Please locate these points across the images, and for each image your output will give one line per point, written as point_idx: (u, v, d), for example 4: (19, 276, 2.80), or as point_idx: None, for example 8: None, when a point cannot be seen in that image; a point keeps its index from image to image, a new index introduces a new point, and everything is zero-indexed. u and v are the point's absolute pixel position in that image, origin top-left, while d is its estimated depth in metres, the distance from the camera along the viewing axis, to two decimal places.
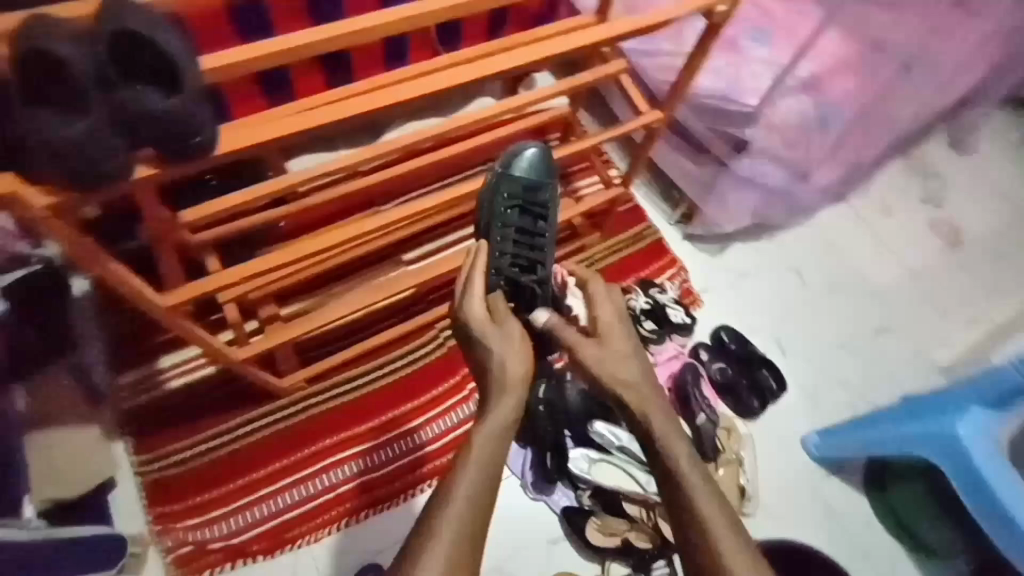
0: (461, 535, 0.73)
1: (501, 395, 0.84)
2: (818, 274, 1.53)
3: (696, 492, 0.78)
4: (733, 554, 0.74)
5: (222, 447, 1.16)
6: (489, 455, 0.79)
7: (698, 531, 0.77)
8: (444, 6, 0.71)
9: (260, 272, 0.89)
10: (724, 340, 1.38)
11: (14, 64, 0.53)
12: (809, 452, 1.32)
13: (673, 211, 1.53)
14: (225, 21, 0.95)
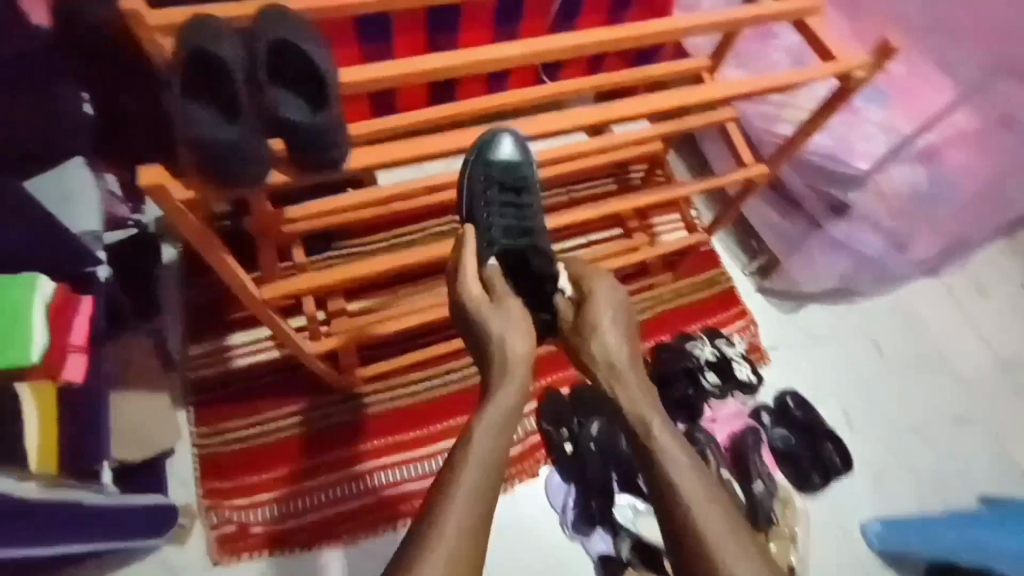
0: (460, 540, 0.68)
1: (501, 384, 0.78)
2: (898, 350, 1.44)
3: (687, 486, 0.73)
4: (730, 556, 0.68)
5: (276, 433, 1.18)
6: (490, 447, 0.74)
7: (692, 532, 0.70)
8: (565, 44, 0.75)
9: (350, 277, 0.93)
10: (789, 407, 1.31)
11: (184, 63, 0.57)
12: (869, 541, 1.23)
13: (750, 261, 1.48)
14: (349, 28, 0.99)
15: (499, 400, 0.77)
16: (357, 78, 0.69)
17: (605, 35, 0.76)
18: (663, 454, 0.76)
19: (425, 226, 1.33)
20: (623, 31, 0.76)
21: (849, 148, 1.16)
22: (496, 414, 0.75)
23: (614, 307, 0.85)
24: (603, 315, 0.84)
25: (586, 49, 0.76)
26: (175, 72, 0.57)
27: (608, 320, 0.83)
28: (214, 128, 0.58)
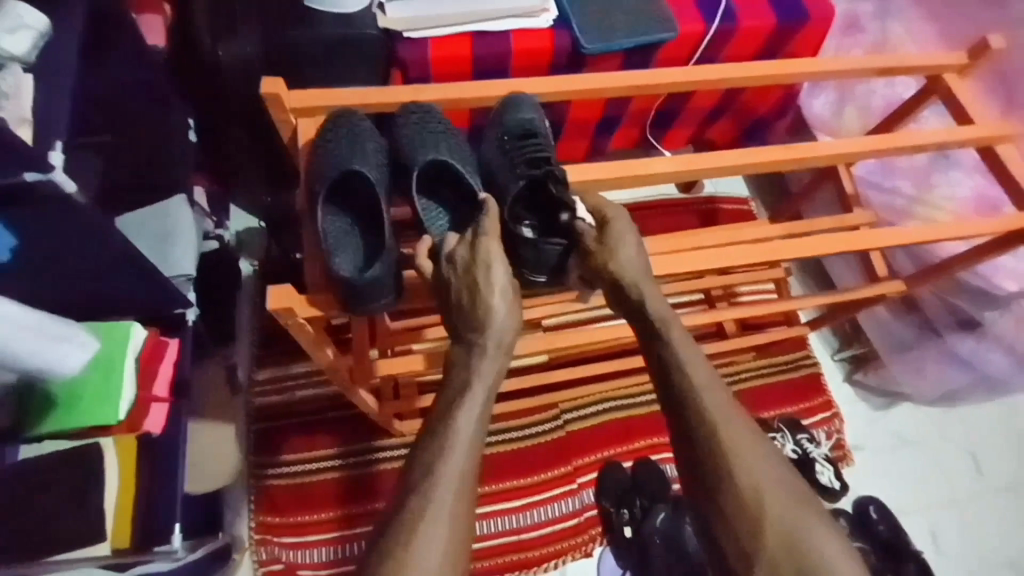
0: (450, 537, 0.58)
1: (501, 335, 0.64)
2: (998, 467, 1.31)
3: (732, 444, 0.64)
4: (775, 515, 0.62)
5: (329, 471, 1.16)
6: (472, 412, 0.62)
7: (731, 494, 0.63)
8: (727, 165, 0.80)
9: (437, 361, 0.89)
10: (870, 517, 1.21)
11: (327, 182, 0.65)
12: None
13: (841, 348, 1.37)
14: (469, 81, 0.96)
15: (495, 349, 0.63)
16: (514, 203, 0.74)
17: (741, 157, 0.80)
18: (685, 387, 0.65)
19: None
20: (756, 153, 0.81)
21: (991, 266, 1.11)
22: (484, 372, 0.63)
23: (631, 224, 0.69)
24: (622, 237, 0.68)
25: (731, 168, 0.80)
26: (324, 191, 0.65)
27: (626, 242, 0.68)
28: (349, 247, 0.65)
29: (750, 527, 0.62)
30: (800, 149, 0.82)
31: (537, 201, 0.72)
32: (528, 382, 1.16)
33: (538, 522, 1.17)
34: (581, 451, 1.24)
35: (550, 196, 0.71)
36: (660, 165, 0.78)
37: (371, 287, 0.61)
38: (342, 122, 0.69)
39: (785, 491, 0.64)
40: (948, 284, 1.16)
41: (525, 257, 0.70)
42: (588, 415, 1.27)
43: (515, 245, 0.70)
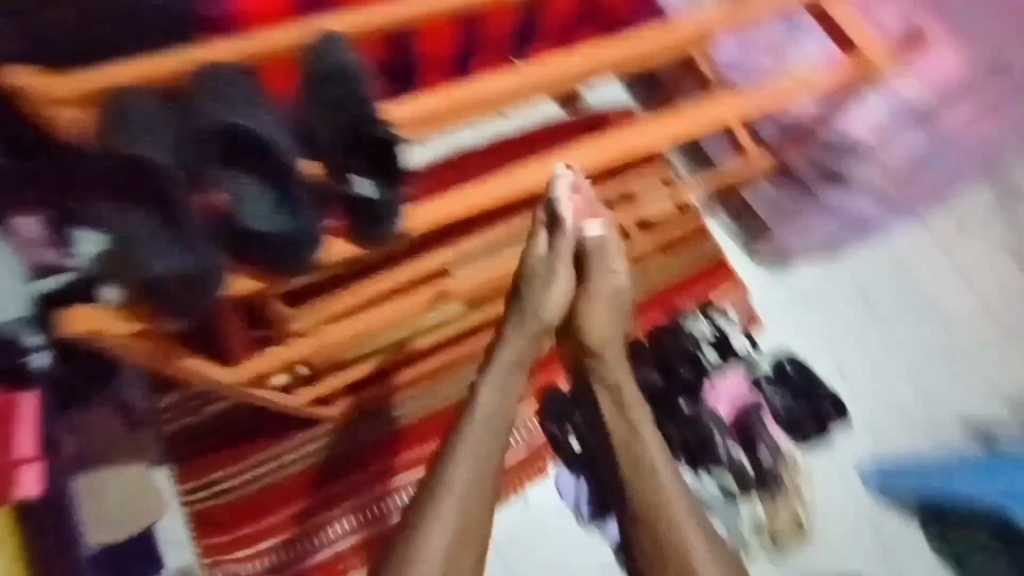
0: (464, 522, 0.84)
1: (540, 323, 0.90)
2: (888, 297, 1.44)
3: (652, 454, 0.91)
4: (676, 506, 0.89)
5: (266, 476, 1.13)
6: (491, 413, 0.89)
7: (649, 486, 0.90)
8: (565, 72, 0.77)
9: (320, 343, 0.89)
10: (786, 370, 1.33)
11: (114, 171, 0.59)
12: (866, 483, 1.29)
13: (738, 224, 1.41)
14: None
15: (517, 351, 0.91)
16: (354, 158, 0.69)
17: (578, 56, 0.78)
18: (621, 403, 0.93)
19: None
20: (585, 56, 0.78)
21: (848, 114, 1.14)
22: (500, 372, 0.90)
23: (619, 252, 0.91)
24: (612, 265, 0.91)
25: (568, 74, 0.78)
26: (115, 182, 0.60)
27: (616, 269, 0.91)
28: (162, 244, 0.62)
29: (659, 510, 0.90)
30: (636, 47, 0.81)
31: (366, 163, 0.69)
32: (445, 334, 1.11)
33: None
34: None
35: (382, 153, 0.68)
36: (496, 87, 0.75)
37: (197, 277, 0.64)
38: (117, 95, 0.60)
39: (683, 498, 0.91)
40: (814, 144, 1.16)
41: (373, 226, 0.73)
42: None
43: (363, 212, 0.72)
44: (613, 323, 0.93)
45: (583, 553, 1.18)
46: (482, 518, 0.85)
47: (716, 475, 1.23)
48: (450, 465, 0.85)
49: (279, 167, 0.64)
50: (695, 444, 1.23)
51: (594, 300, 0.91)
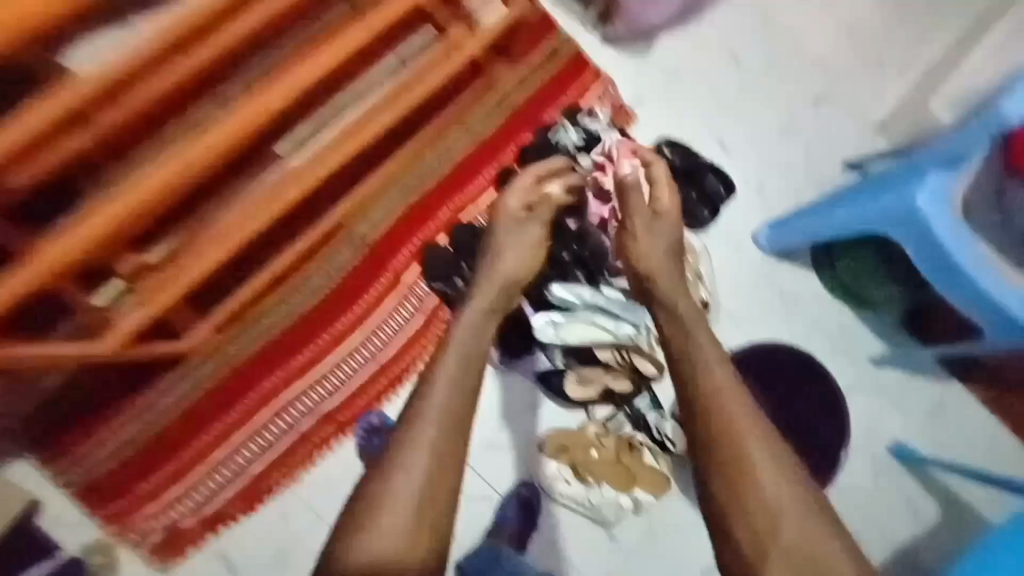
0: (454, 426, 0.84)
1: (505, 276, 1.03)
2: (754, 53, 1.37)
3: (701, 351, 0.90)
4: (726, 393, 0.84)
5: (146, 428, 1.03)
6: (462, 342, 0.94)
7: (694, 384, 0.86)
8: None
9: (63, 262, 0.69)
10: (666, 154, 1.25)
11: None
12: (761, 247, 1.29)
13: (587, 12, 1.28)
14: None
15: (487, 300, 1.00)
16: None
17: None
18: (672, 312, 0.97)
19: None
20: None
21: None
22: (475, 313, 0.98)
23: (666, 203, 1.06)
24: (660, 201, 1.06)
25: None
26: None
27: (663, 205, 1.06)
28: None
29: (700, 406, 0.84)
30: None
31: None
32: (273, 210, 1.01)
33: (387, 341, 1.14)
34: (391, 254, 1.16)
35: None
36: None
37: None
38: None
39: (734, 393, 0.85)
40: None
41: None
42: (379, 219, 1.16)
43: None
44: (663, 248, 1.04)
45: (506, 396, 1.15)
46: (457, 455, 0.82)
47: (615, 286, 1.16)
48: (425, 399, 0.86)
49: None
50: (585, 260, 1.16)
51: (648, 236, 1.04)
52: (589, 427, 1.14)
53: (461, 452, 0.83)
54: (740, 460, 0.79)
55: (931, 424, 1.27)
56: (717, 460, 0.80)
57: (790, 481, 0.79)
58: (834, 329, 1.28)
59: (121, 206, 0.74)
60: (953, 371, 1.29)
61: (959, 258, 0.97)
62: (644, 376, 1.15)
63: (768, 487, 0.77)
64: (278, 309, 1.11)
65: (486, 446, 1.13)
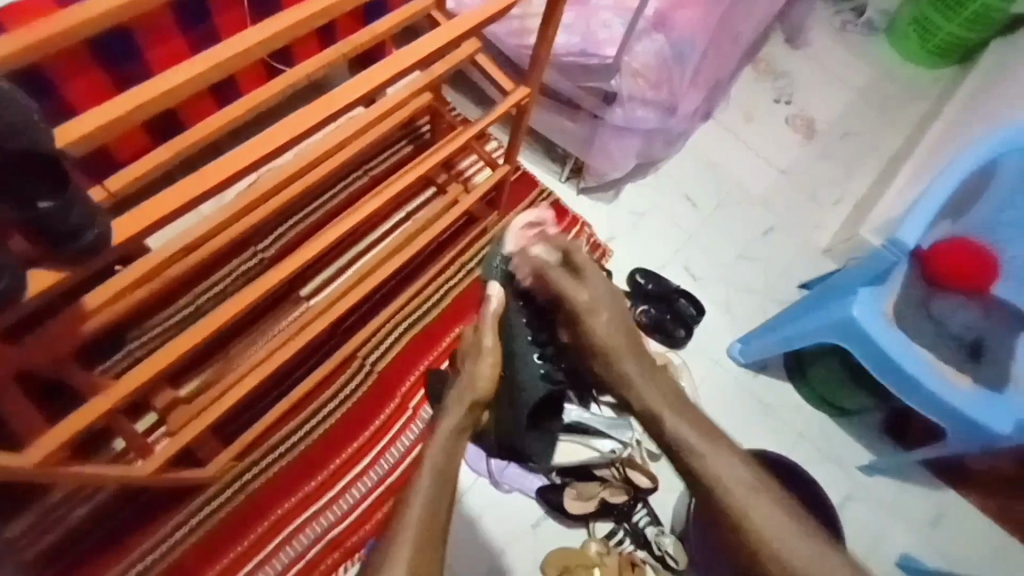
0: (418, 554, 0.76)
1: (475, 395, 0.92)
2: (706, 195, 1.62)
3: (705, 458, 0.83)
4: (756, 513, 0.80)
5: (165, 556, 1.09)
6: (436, 477, 0.85)
7: (724, 508, 0.81)
8: (279, 88, 0.79)
9: (123, 392, 0.81)
10: (640, 282, 1.43)
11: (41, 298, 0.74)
12: (735, 360, 1.41)
13: (563, 167, 1.53)
14: (107, 90, 0.91)
15: (457, 421, 0.90)
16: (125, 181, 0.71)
17: (267, 93, 0.78)
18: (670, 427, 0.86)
19: (231, 268, 1.23)
20: (117, 105, 0.61)
21: (598, 39, 1.19)
22: (437, 463, 0.86)
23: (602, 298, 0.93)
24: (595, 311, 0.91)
25: (220, 178, 0.72)
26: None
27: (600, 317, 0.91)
28: None
29: (744, 534, 0.80)
30: (210, 56, 0.64)
31: (23, 185, 0.55)
32: (297, 332, 1.12)
33: (393, 464, 1.23)
34: (399, 379, 1.29)
35: (37, 165, 0.55)
36: (203, 127, 0.75)
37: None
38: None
39: (763, 506, 0.81)
40: (572, 70, 1.23)
41: (63, 245, 0.60)
42: (386, 348, 1.30)
43: (43, 237, 0.59)
44: (616, 334, 0.91)
45: (488, 511, 1.18)
46: (437, 559, 0.78)
47: (604, 402, 1.24)
48: (401, 520, 0.80)
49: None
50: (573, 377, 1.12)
51: (597, 322, 0.91)
52: (591, 544, 1.15)
53: (440, 548, 0.80)
54: (772, 548, 0.78)
55: (931, 531, 1.30)
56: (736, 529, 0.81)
57: (788, 512, 0.81)
58: (813, 434, 1.37)
59: (180, 345, 0.87)
60: (943, 478, 1.34)
61: (903, 364, 1.09)
62: (639, 491, 1.18)
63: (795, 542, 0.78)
64: (291, 438, 1.20)
65: (475, 567, 1.14)
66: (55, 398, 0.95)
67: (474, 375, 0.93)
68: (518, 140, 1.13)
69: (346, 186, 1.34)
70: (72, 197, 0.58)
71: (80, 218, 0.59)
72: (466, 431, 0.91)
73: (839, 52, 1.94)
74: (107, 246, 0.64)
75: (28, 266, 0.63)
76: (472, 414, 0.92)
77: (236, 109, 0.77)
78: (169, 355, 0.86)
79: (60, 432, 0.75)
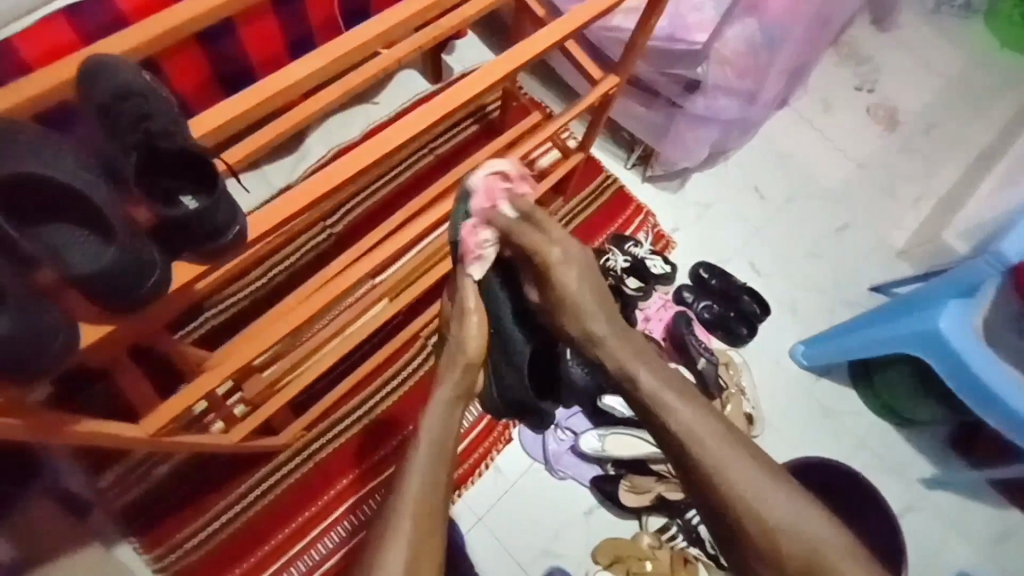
0: (415, 543, 0.78)
1: (467, 358, 0.88)
2: (776, 188, 1.56)
3: (701, 445, 0.79)
4: (761, 499, 0.77)
5: (237, 516, 1.13)
6: (424, 456, 0.83)
7: (720, 497, 0.78)
8: (374, 73, 0.78)
9: (222, 370, 0.85)
10: (704, 278, 1.40)
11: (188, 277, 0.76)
12: (798, 362, 1.38)
13: (629, 154, 1.49)
14: (202, 67, 0.92)
15: (453, 389, 0.88)
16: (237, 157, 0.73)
17: (361, 79, 0.78)
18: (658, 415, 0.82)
19: (300, 243, 1.25)
20: (240, 100, 0.60)
21: (686, 24, 1.13)
22: (434, 436, 0.85)
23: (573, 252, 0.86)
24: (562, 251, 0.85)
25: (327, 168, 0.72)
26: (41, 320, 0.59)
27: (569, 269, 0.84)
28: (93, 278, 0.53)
29: (757, 528, 0.76)
30: (326, 52, 0.65)
31: (168, 183, 0.61)
32: (365, 310, 1.14)
33: None
34: None
35: (186, 163, 0.60)
36: (304, 111, 0.75)
37: (30, 345, 0.49)
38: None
39: (773, 492, 0.78)
40: (655, 55, 1.18)
41: (203, 243, 0.60)
42: None
43: (178, 236, 0.59)
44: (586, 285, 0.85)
45: (544, 496, 1.20)
46: (437, 543, 0.80)
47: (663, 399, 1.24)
48: (399, 493, 0.81)
49: (62, 196, 0.55)
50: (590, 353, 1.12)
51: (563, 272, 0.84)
52: (643, 537, 1.17)
53: (439, 518, 0.81)
54: (783, 537, 0.76)
55: (994, 549, 1.27)
56: (731, 522, 0.78)
57: (798, 496, 0.79)
58: (876, 442, 1.33)
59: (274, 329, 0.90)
60: (1011, 495, 1.30)
61: (994, 384, 1.05)
62: None
63: (795, 523, 0.76)
64: (358, 413, 1.23)
65: (530, 550, 1.17)
66: (147, 365, 0.99)
67: (462, 336, 0.87)
68: (596, 130, 1.11)
69: (412, 164, 1.33)
70: (218, 196, 0.59)
71: (221, 216, 0.59)
72: (462, 396, 0.89)
73: (930, 36, 1.80)
74: (244, 246, 0.63)
75: (172, 258, 0.61)
76: (466, 380, 0.89)
77: (333, 95, 0.77)
78: (264, 337, 0.89)
79: (170, 408, 0.79)
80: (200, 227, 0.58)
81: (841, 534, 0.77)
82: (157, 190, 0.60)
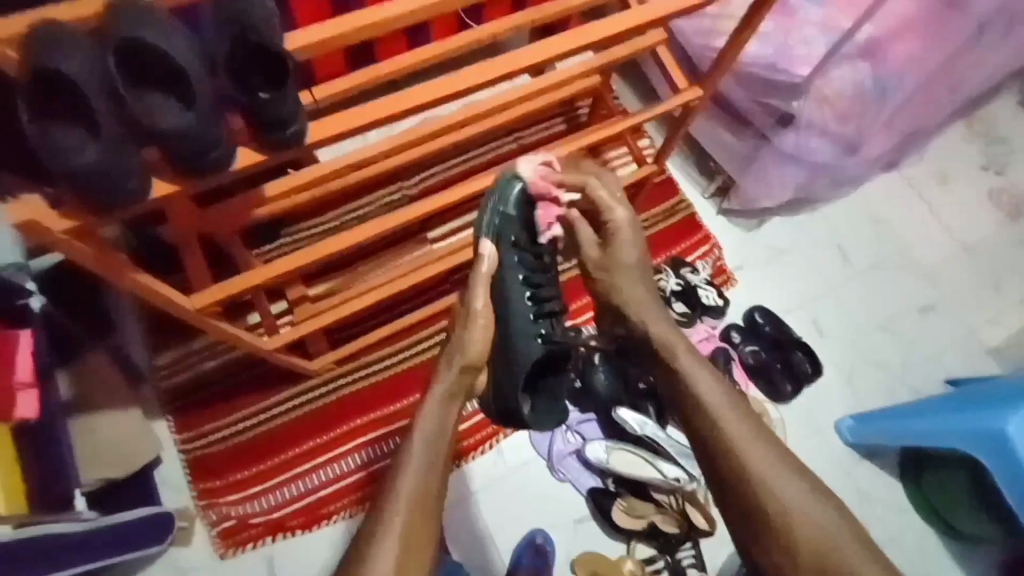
0: (406, 538, 0.75)
1: (466, 359, 0.88)
2: (863, 252, 1.46)
3: (732, 427, 0.82)
4: (781, 490, 0.78)
5: (256, 427, 1.22)
6: (419, 451, 0.81)
7: (741, 480, 0.80)
8: (469, 40, 0.83)
9: (274, 275, 0.93)
10: (757, 322, 1.34)
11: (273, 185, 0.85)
12: (842, 436, 1.28)
13: (708, 183, 1.46)
14: (325, 14, 1.02)
15: (451, 387, 0.87)
16: (334, 90, 0.81)
17: (456, 43, 0.84)
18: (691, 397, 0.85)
19: (376, 196, 1.34)
20: (335, 26, 0.68)
21: (791, 57, 1.11)
22: (429, 431, 0.82)
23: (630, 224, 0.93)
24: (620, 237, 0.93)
25: (400, 111, 0.77)
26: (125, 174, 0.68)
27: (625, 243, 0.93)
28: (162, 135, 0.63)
29: (779, 518, 0.77)
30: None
31: (250, 77, 0.68)
32: (415, 266, 1.21)
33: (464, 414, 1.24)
34: None
35: (267, 55, 0.66)
36: (400, 61, 0.82)
37: (108, 176, 0.61)
38: (55, 28, 0.57)
39: (795, 485, 0.79)
40: (753, 82, 1.15)
41: (271, 132, 0.69)
42: None
43: (256, 121, 0.69)
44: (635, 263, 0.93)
45: (537, 490, 1.19)
46: (430, 534, 0.78)
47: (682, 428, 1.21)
48: (396, 483, 0.79)
49: (169, 68, 0.65)
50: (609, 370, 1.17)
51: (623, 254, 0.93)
52: (625, 561, 1.13)
53: (434, 515, 0.79)
54: (800, 528, 0.77)
55: None
56: (748, 505, 0.79)
57: (819, 498, 0.79)
58: (910, 543, 1.21)
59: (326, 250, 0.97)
60: None
61: None
62: (693, 529, 1.13)
63: (814, 517, 0.77)
64: (386, 361, 1.28)
65: (511, 538, 1.16)
66: (215, 265, 1.11)
67: (464, 338, 0.88)
68: (672, 142, 1.10)
69: (495, 147, 1.39)
70: (286, 94, 0.67)
71: (287, 111, 0.68)
72: (459, 395, 0.88)
73: None
74: (301, 143, 0.72)
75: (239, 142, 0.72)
76: (464, 379, 0.88)
77: (428, 52, 0.83)
78: (316, 254, 0.96)
79: (220, 290, 0.88)
80: (271, 119, 0.68)
81: (833, 515, 0.78)
82: (239, 71, 0.67)
